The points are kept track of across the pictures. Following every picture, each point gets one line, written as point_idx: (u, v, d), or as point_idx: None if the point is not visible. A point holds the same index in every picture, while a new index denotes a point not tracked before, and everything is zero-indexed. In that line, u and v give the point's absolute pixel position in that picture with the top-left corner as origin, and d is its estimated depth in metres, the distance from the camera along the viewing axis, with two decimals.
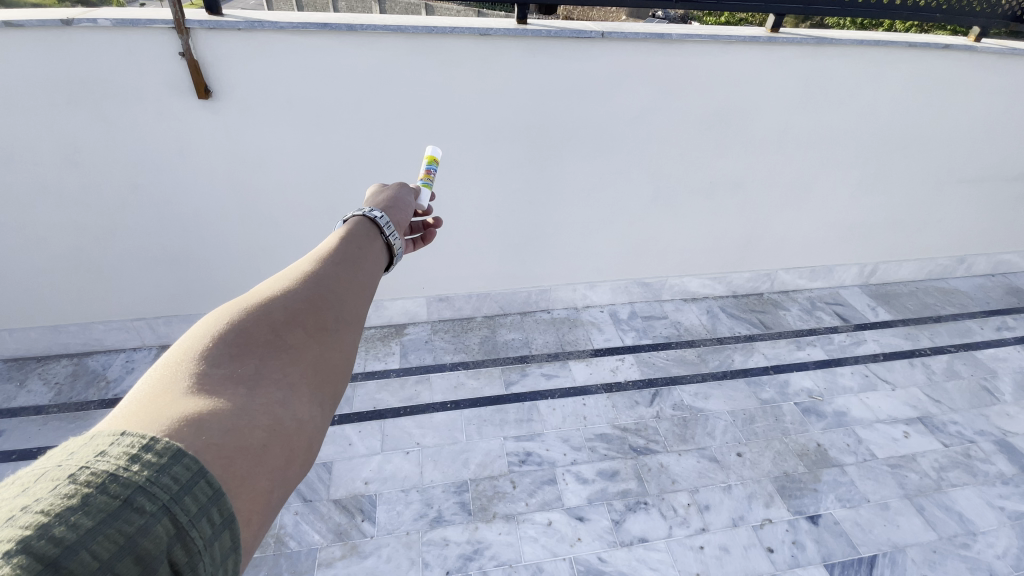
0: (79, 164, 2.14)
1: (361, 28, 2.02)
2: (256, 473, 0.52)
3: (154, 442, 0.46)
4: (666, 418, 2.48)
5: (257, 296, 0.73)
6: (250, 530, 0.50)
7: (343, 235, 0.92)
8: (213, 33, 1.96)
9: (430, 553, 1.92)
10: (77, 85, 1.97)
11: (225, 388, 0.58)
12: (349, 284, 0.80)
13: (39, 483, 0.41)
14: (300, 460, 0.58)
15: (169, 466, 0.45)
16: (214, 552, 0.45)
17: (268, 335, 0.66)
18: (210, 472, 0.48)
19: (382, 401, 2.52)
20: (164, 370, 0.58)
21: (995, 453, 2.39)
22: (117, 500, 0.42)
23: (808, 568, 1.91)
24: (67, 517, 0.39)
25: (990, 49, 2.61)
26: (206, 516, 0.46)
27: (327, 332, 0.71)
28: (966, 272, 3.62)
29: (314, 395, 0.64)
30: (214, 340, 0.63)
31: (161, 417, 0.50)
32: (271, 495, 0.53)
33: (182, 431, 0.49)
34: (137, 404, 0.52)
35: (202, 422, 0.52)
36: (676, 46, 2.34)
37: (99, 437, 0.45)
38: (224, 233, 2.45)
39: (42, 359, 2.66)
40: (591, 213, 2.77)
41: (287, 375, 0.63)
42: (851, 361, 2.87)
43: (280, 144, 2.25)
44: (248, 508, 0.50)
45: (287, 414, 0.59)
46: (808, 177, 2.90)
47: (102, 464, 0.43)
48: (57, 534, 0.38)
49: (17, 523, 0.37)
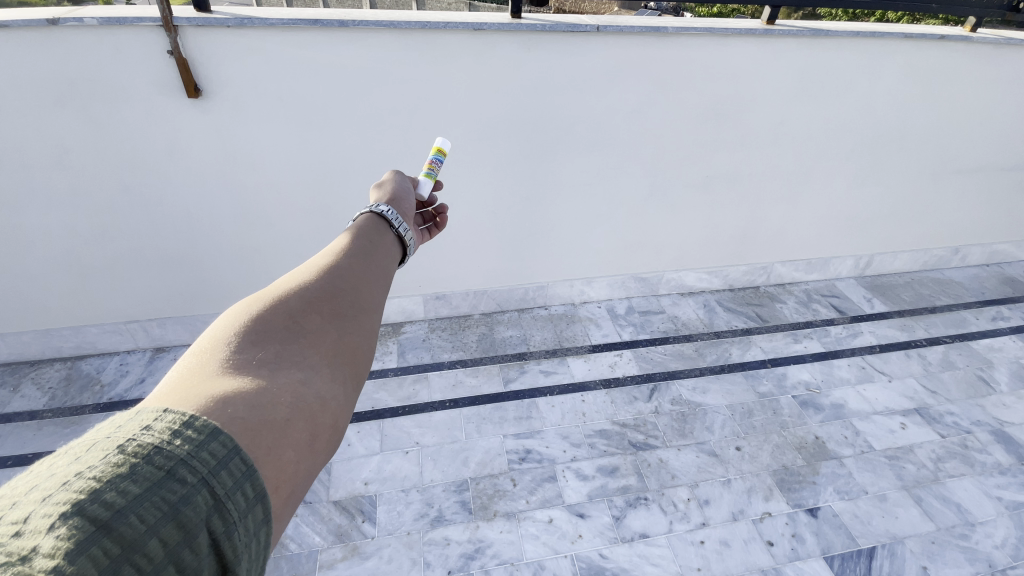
0: (68, 166, 2.10)
1: (354, 24, 1.99)
2: (283, 445, 0.50)
3: (194, 419, 0.45)
4: (665, 413, 2.49)
5: (275, 288, 0.71)
6: (280, 498, 0.48)
7: (354, 228, 0.90)
8: (202, 31, 1.93)
9: (432, 552, 1.91)
10: (64, 85, 1.93)
11: (248, 370, 0.56)
12: (364, 275, 0.78)
13: (90, 453, 0.40)
14: (325, 437, 0.56)
15: (208, 442, 0.44)
16: (248, 523, 0.44)
17: (288, 322, 0.65)
18: (243, 448, 0.46)
19: (380, 400, 2.50)
20: (191, 359, 0.56)
21: (991, 443, 2.41)
22: (161, 471, 0.41)
23: (809, 560, 1.92)
24: (116, 484, 0.39)
25: (985, 39, 2.61)
26: (241, 489, 0.44)
27: (345, 317, 0.69)
28: (961, 263, 3.64)
29: (336, 376, 0.62)
30: (235, 329, 0.61)
31: (191, 395, 0.49)
32: (299, 466, 0.51)
33: (210, 406, 0.48)
34: (164, 387, 0.51)
35: (228, 398, 0.50)
36: (673, 39, 2.33)
37: (143, 413, 0.44)
38: (216, 233, 2.41)
39: (34, 363, 2.62)
40: (587, 208, 2.76)
41: (309, 357, 0.62)
42: (848, 353, 2.88)
43: (273, 143, 2.22)
44: (276, 477, 0.48)
45: (309, 393, 0.57)
46: (804, 170, 2.90)
47: (146, 438, 0.42)
48: (108, 499, 0.38)
49: (71, 487, 0.37)
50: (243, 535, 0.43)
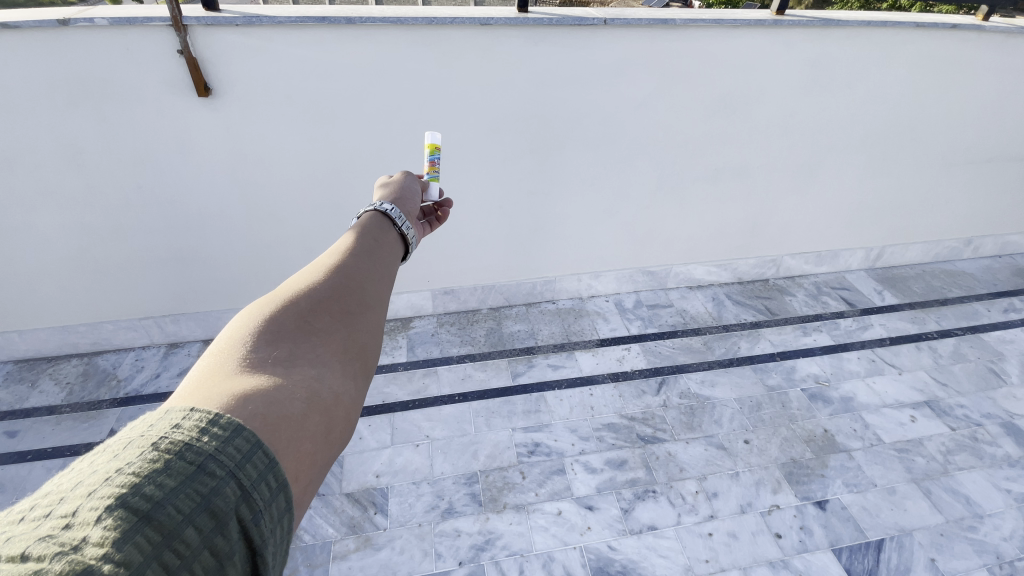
0: (82, 165, 2.13)
1: (360, 21, 1.99)
2: (300, 438, 0.51)
3: (219, 417, 0.46)
4: (673, 406, 2.50)
5: (286, 289, 0.71)
6: (300, 488, 0.49)
7: (359, 228, 0.91)
8: (211, 30, 1.94)
9: (443, 544, 1.94)
10: (76, 85, 1.96)
11: (264, 369, 0.57)
12: (370, 273, 0.79)
13: (128, 449, 0.41)
14: (339, 428, 0.57)
15: (232, 437, 0.45)
16: (274, 511, 0.45)
17: (299, 322, 0.65)
18: (265, 441, 0.47)
19: (391, 394, 2.54)
20: (210, 358, 0.57)
21: (1002, 436, 2.39)
22: (192, 466, 0.42)
23: (817, 552, 1.93)
24: (154, 477, 0.40)
25: (998, 28, 2.56)
26: (264, 480, 0.45)
27: (354, 314, 0.70)
28: (973, 254, 3.60)
29: (348, 371, 0.63)
30: (249, 330, 0.62)
31: (214, 395, 0.50)
32: (316, 456, 0.52)
33: (228, 404, 0.49)
34: (188, 387, 0.52)
35: (248, 395, 0.51)
36: (680, 31, 2.30)
37: (172, 412, 0.45)
38: (227, 230, 2.44)
39: (53, 359, 2.68)
40: (594, 203, 2.75)
41: (320, 354, 0.62)
42: (857, 346, 2.87)
43: (281, 140, 2.24)
44: (296, 468, 0.50)
45: (323, 388, 0.58)
46: (815, 161, 2.87)
47: (177, 435, 0.43)
48: (147, 492, 0.39)
49: (113, 482, 0.39)
50: (269, 521, 0.44)
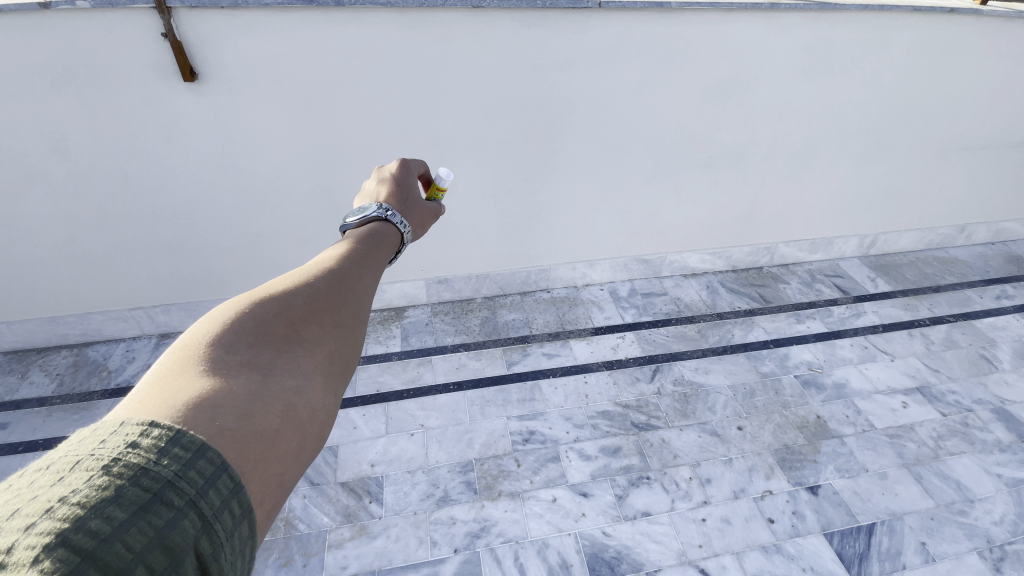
0: (67, 153, 2.09)
1: (349, 3, 1.95)
2: (269, 458, 0.47)
3: (181, 434, 0.41)
4: (667, 394, 2.51)
5: (277, 286, 0.68)
6: (265, 513, 0.45)
7: (360, 235, 0.88)
8: (196, 12, 1.89)
9: (438, 531, 1.95)
10: (58, 70, 1.91)
11: (240, 373, 0.52)
12: (369, 285, 0.75)
13: (74, 472, 0.37)
14: (311, 447, 0.53)
15: (194, 460, 0.40)
16: (235, 542, 0.41)
17: (285, 327, 0.61)
18: (231, 463, 0.43)
19: (385, 383, 2.54)
20: (181, 354, 0.52)
21: (992, 421, 2.42)
22: (148, 493, 0.38)
23: (809, 536, 1.95)
24: (101, 509, 0.35)
25: (996, 12, 2.54)
26: (227, 508, 0.41)
27: (345, 327, 0.66)
28: (966, 241, 3.61)
29: (329, 385, 0.59)
30: (233, 326, 0.57)
31: (180, 403, 0.45)
32: (284, 478, 0.48)
33: (193, 416, 0.44)
34: (152, 389, 0.47)
35: (217, 407, 0.46)
36: (676, 15, 2.27)
37: (127, 425, 0.40)
38: (216, 218, 2.40)
39: (42, 351, 2.65)
40: (589, 189, 2.73)
41: (304, 363, 0.58)
42: (851, 334, 2.88)
43: (269, 126, 2.20)
44: (261, 491, 0.46)
45: (300, 402, 0.54)
46: (811, 146, 2.85)
47: (132, 457, 0.38)
48: (93, 527, 0.34)
49: (55, 515, 0.34)
50: (231, 554, 0.40)
